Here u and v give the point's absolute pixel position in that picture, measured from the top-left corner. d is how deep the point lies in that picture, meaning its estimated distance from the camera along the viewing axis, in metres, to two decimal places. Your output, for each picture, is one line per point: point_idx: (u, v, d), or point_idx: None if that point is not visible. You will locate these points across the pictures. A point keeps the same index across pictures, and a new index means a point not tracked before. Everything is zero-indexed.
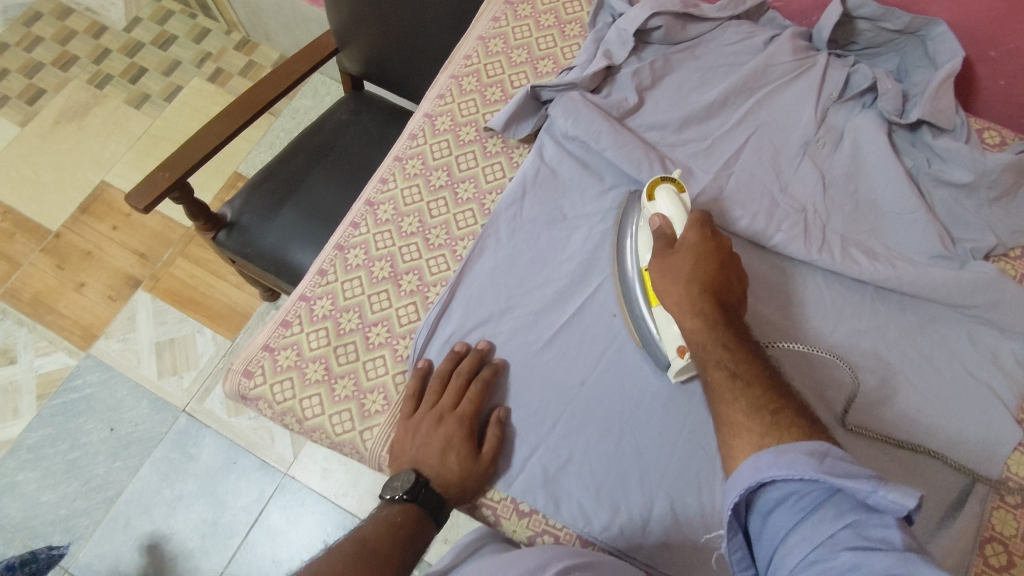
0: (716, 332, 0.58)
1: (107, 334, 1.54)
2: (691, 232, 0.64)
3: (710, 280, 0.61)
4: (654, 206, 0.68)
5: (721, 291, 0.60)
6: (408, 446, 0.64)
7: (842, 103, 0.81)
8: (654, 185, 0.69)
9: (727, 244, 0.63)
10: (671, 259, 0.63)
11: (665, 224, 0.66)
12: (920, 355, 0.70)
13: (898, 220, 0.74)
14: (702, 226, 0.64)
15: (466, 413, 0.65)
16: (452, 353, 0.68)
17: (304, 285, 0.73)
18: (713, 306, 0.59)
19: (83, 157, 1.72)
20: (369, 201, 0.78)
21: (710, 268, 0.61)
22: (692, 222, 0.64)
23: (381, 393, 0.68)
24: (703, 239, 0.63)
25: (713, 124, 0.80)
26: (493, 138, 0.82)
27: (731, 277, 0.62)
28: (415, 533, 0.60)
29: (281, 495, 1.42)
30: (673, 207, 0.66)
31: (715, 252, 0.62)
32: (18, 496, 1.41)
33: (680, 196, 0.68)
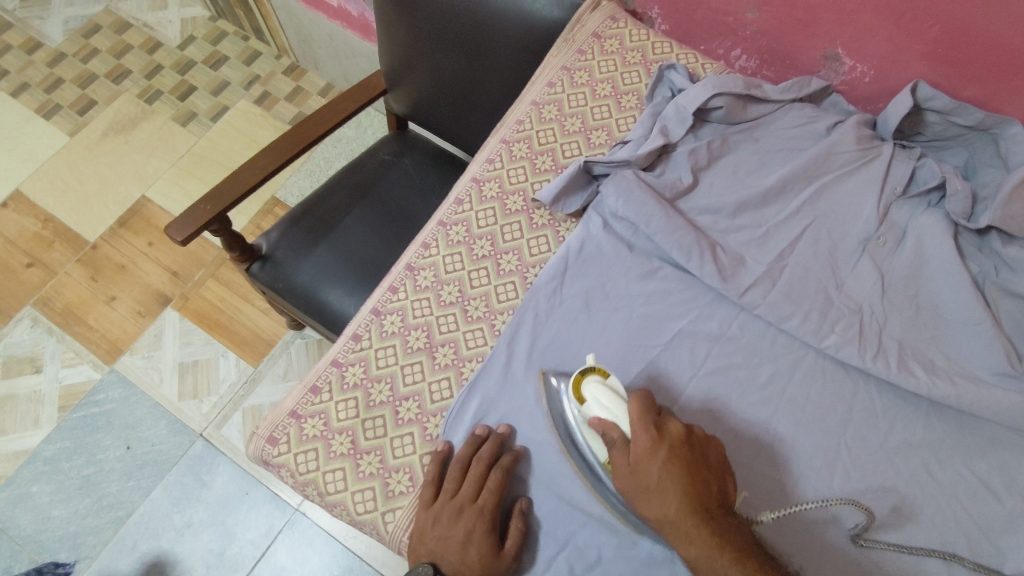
0: (718, 554, 0.53)
1: (133, 351, 1.55)
2: (643, 437, 0.57)
3: (686, 490, 0.55)
4: (589, 409, 0.61)
5: (701, 501, 0.55)
6: (427, 537, 0.61)
7: (906, 199, 0.77)
8: (586, 380, 0.62)
9: (679, 435, 0.58)
10: (632, 477, 0.57)
11: (613, 431, 0.59)
12: (978, 480, 0.65)
13: (960, 331, 0.70)
14: (648, 427, 0.58)
15: (487, 504, 0.62)
16: (472, 437, 0.66)
17: (337, 350, 0.71)
18: (701, 527, 0.54)
19: (127, 171, 1.74)
20: (410, 265, 0.76)
21: (683, 488, 0.55)
22: (640, 425, 0.58)
23: (407, 473, 0.66)
24: (656, 445, 0.57)
25: (769, 211, 0.77)
26: (541, 209, 0.80)
27: (706, 479, 0.57)
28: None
29: (290, 531, 1.39)
30: (609, 402, 0.60)
31: (675, 459, 0.56)
32: (29, 508, 1.40)
33: (613, 382, 0.62)
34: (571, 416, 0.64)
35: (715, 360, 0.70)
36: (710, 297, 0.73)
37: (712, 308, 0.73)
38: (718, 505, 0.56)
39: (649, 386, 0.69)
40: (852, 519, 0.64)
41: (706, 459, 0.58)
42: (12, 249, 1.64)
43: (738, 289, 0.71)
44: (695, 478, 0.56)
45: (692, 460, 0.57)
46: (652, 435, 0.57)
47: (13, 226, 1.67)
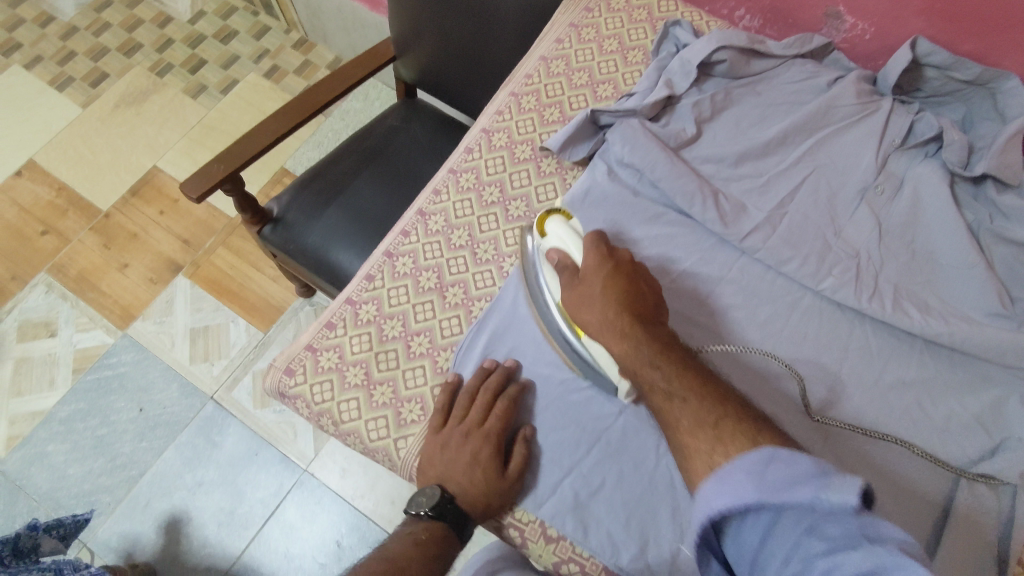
0: (642, 344, 0.56)
1: (145, 316, 1.58)
2: (591, 258, 0.64)
3: (622, 299, 0.60)
4: (548, 240, 0.69)
5: (636, 307, 0.59)
6: (436, 460, 0.64)
7: (904, 150, 0.79)
8: (548, 220, 0.70)
9: (627, 258, 0.64)
10: (578, 290, 0.63)
11: (564, 257, 0.66)
12: (970, 414, 0.67)
13: (955, 274, 0.72)
14: (598, 246, 0.64)
15: (491, 429, 0.64)
16: (479, 369, 0.68)
17: (351, 289, 0.74)
18: (631, 323, 0.58)
19: (138, 142, 1.77)
20: (422, 210, 0.79)
21: (618, 292, 0.60)
22: (590, 247, 0.64)
23: (419, 402, 0.69)
24: (602, 260, 0.63)
25: (770, 161, 0.79)
26: (548, 158, 0.82)
27: (646, 295, 0.61)
28: (440, 547, 0.62)
29: (299, 490, 1.43)
30: (565, 236, 0.67)
31: (616, 270, 0.62)
32: (45, 467, 1.44)
33: (574, 224, 0.70)
34: (543, 278, 0.69)
35: (715, 302, 0.73)
36: (711, 242, 0.75)
37: (714, 252, 0.75)
38: (654, 318, 0.60)
39: None
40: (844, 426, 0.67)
41: (648, 288, 0.62)
42: (26, 216, 1.67)
43: (739, 233, 0.74)
44: (634, 293, 0.60)
45: (633, 281, 0.62)
46: (600, 256, 0.63)
47: (27, 194, 1.70)
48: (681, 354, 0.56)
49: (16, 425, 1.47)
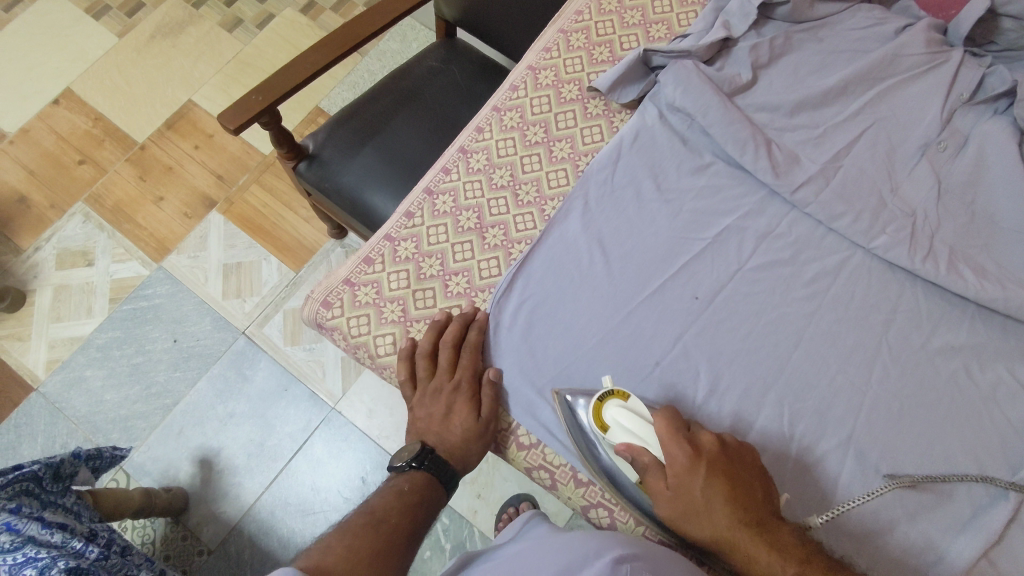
0: (777, 566, 0.53)
1: (180, 250, 1.60)
2: (681, 457, 0.56)
3: (735, 506, 0.54)
4: (613, 436, 0.59)
5: (750, 512, 0.55)
6: (424, 411, 0.67)
7: (971, 105, 0.75)
8: (605, 404, 0.60)
9: (714, 447, 0.57)
10: (675, 500, 0.56)
11: (641, 456, 0.57)
12: (1017, 381, 0.66)
13: (1015, 238, 0.70)
14: (684, 446, 0.56)
15: (464, 379, 0.66)
16: (433, 323, 0.68)
17: (390, 225, 0.73)
18: (759, 544, 0.53)
19: (174, 74, 1.76)
20: (463, 148, 0.77)
21: (729, 501, 0.54)
22: (676, 445, 0.56)
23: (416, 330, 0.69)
24: (694, 463, 0.56)
25: (828, 112, 0.76)
26: (596, 99, 0.80)
27: (747, 485, 0.56)
28: (427, 496, 0.62)
29: (327, 428, 1.46)
30: (637, 426, 0.58)
31: (714, 473, 0.55)
32: (83, 390, 1.48)
33: (634, 403, 0.60)
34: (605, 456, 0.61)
35: (761, 255, 0.71)
36: (761, 194, 0.73)
37: (763, 205, 0.73)
38: (766, 511, 0.55)
39: (694, 276, 0.70)
40: (885, 388, 0.66)
41: (741, 464, 0.57)
42: (64, 145, 1.69)
43: (791, 185, 0.71)
44: (740, 493, 0.55)
45: (732, 476, 0.56)
46: (689, 452, 0.56)
47: (64, 123, 1.71)
48: (814, 568, 0.53)
49: (55, 349, 1.52)
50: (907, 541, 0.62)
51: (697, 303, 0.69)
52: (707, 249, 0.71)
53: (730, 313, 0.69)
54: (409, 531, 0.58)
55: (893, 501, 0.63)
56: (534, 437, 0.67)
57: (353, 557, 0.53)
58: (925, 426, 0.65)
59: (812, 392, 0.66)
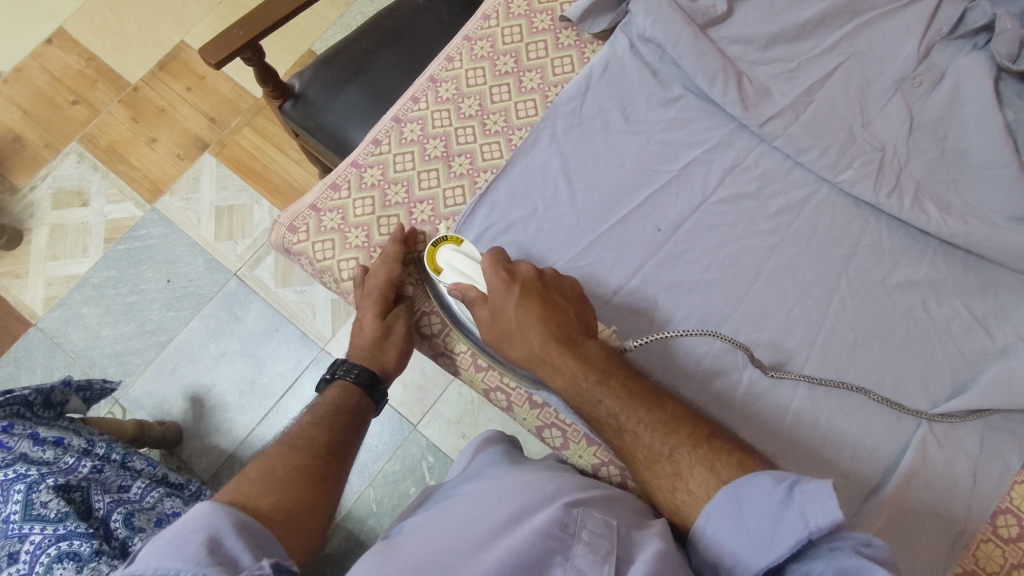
0: (581, 379, 0.57)
1: (172, 192, 1.61)
2: (496, 282, 0.61)
3: (542, 325, 0.59)
4: (445, 277, 0.65)
5: (561, 329, 0.59)
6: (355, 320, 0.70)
7: (951, 41, 0.74)
8: (440, 251, 0.65)
9: (530, 274, 0.62)
10: (492, 324, 0.61)
11: (469, 290, 0.62)
12: (973, 317, 0.66)
13: (983, 175, 0.69)
14: (499, 271, 0.61)
15: (377, 291, 0.67)
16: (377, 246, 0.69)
17: (357, 152, 0.74)
18: (562, 354, 0.58)
19: (166, 15, 1.74)
20: (433, 77, 0.77)
21: (538, 319, 0.59)
22: (491, 272, 0.62)
23: None
24: (507, 285, 0.61)
25: (803, 46, 0.75)
26: (568, 30, 0.79)
27: (563, 309, 0.60)
28: (353, 406, 0.68)
29: (316, 367, 1.49)
30: (466, 267, 0.64)
31: (526, 293, 0.60)
32: (79, 327, 1.52)
33: (467, 249, 0.66)
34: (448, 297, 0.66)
35: (726, 189, 0.71)
36: (729, 127, 0.73)
37: (731, 138, 0.72)
38: (580, 331, 0.60)
39: (659, 208, 0.70)
40: (841, 320, 0.67)
41: (559, 294, 0.62)
42: (57, 85, 1.69)
43: (760, 118, 0.70)
44: (551, 314, 0.59)
45: (545, 297, 0.60)
46: (502, 277, 0.61)
47: (57, 63, 1.70)
48: (619, 386, 0.57)
49: (52, 287, 1.55)
50: (853, 475, 0.63)
51: (659, 236, 0.70)
52: (673, 181, 0.71)
53: (692, 245, 0.69)
54: (336, 445, 0.62)
55: (839, 440, 0.64)
56: None
57: (269, 479, 0.55)
58: (877, 358, 0.66)
59: (768, 324, 0.67)
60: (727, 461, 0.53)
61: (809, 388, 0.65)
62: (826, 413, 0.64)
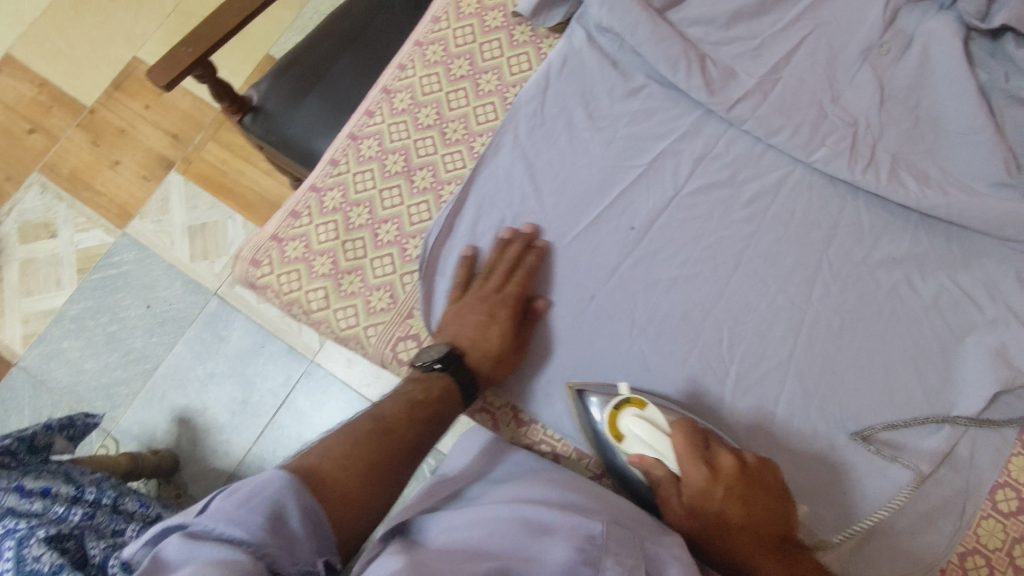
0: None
1: (142, 215, 1.57)
2: (700, 481, 0.53)
3: (756, 535, 0.53)
4: (631, 445, 0.57)
5: (767, 533, 0.53)
6: (449, 320, 0.64)
7: (916, 3, 0.71)
8: (621, 416, 0.58)
9: (736, 471, 0.54)
10: (691, 521, 0.54)
11: (658, 471, 0.55)
12: (959, 289, 0.65)
13: (959, 141, 0.67)
14: (705, 471, 0.53)
15: (511, 296, 0.64)
16: (499, 240, 0.66)
17: (315, 176, 0.71)
18: (776, 570, 0.52)
19: (116, 31, 1.69)
20: (387, 88, 0.74)
21: (747, 527, 0.53)
22: (693, 466, 0.53)
23: (358, 275, 0.68)
24: (713, 487, 0.53)
25: (766, 20, 0.72)
26: (521, 26, 0.76)
27: (772, 513, 0.53)
28: (436, 410, 0.59)
29: (307, 381, 1.47)
30: (652, 439, 0.55)
31: (732, 495, 0.53)
32: (63, 362, 1.49)
33: (652, 415, 0.57)
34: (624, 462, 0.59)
35: (698, 178, 0.69)
36: (696, 114, 0.70)
37: (699, 125, 0.70)
38: (785, 533, 0.54)
39: (631, 205, 0.68)
40: (825, 305, 0.65)
41: (764, 487, 0.54)
42: (12, 115, 1.64)
43: (726, 102, 0.68)
44: (759, 518, 0.53)
45: (754, 501, 0.53)
46: (709, 477, 0.53)
47: (9, 91, 1.65)
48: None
49: (30, 323, 1.51)
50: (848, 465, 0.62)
51: (633, 234, 0.68)
52: (643, 176, 0.69)
53: (668, 241, 0.67)
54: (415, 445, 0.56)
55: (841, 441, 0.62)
56: None
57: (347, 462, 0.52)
58: (864, 341, 0.64)
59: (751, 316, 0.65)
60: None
61: (797, 379, 0.63)
62: (818, 403, 0.63)
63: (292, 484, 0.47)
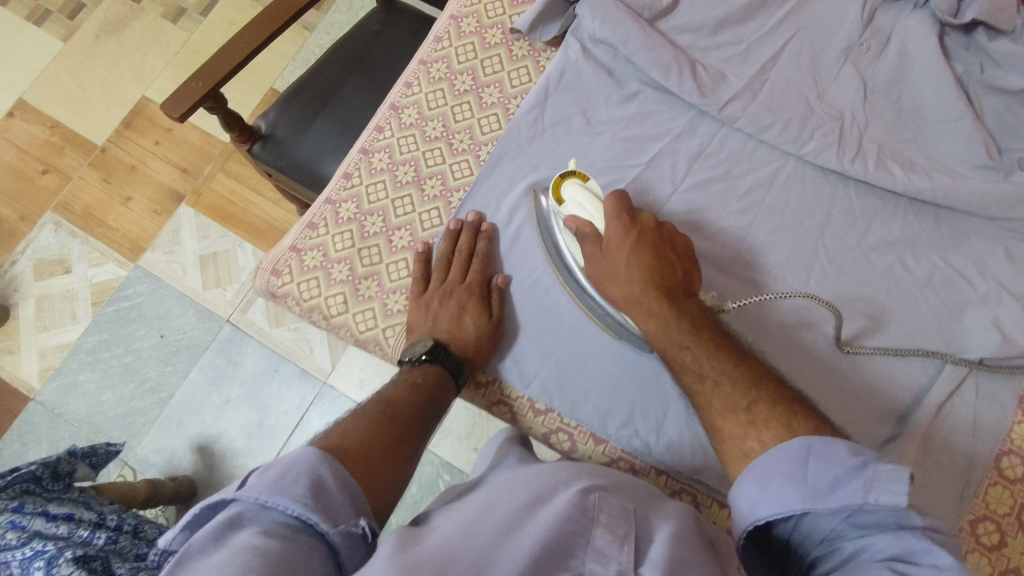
0: (681, 327, 0.56)
1: (154, 247, 1.61)
2: (615, 228, 0.62)
3: (649, 275, 0.59)
4: (566, 209, 0.65)
5: (665, 280, 0.59)
6: (422, 320, 0.68)
7: (891, 3, 0.76)
8: (565, 183, 0.66)
9: (650, 225, 0.62)
10: (601, 264, 0.62)
11: (585, 226, 0.63)
12: (951, 268, 0.68)
13: (941, 129, 0.71)
14: (621, 218, 0.62)
15: (473, 283, 0.69)
16: (447, 231, 0.71)
17: (329, 189, 0.75)
18: (661, 301, 0.58)
19: (125, 72, 1.75)
20: (394, 105, 0.78)
21: (646, 264, 0.60)
22: (611, 217, 0.62)
23: (376, 280, 0.71)
24: (626, 231, 0.61)
25: (751, 26, 0.76)
26: (520, 41, 0.80)
27: (673, 264, 0.61)
28: (435, 395, 0.62)
29: (321, 402, 1.49)
30: (585, 200, 0.64)
31: (642, 241, 0.61)
32: (79, 395, 1.51)
33: (592, 185, 0.65)
34: (560, 240, 0.67)
35: (696, 175, 0.72)
36: (690, 115, 0.74)
37: (694, 126, 0.74)
38: (683, 289, 0.60)
39: (633, 203, 0.71)
40: (822, 288, 0.68)
41: (673, 249, 0.62)
42: (25, 157, 1.68)
43: (718, 102, 0.72)
44: (660, 266, 0.60)
45: (660, 253, 0.61)
46: (623, 226, 0.62)
47: (22, 134, 1.70)
48: None
49: (46, 357, 1.54)
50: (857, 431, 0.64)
51: None
52: (642, 175, 0.72)
53: None
54: (419, 423, 0.59)
55: (856, 364, 0.66)
56: (490, 375, 0.70)
57: (370, 441, 0.54)
58: (864, 322, 0.67)
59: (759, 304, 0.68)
60: (772, 430, 0.48)
61: (802, 356, 0.66)
62: (821, 379, 0.66)
63: (323, 459, 0.48)
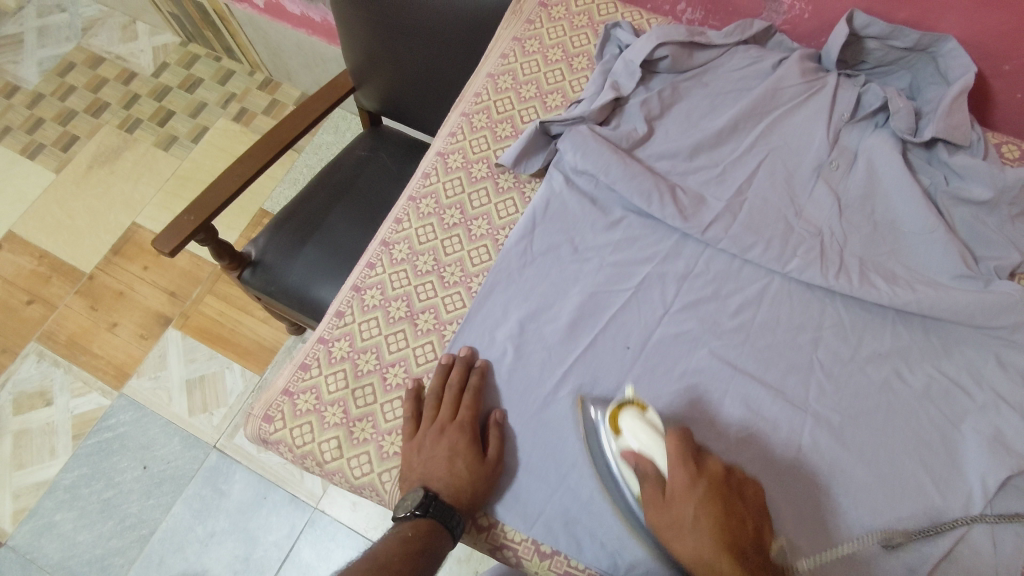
0: None
1: (139, 373, 1.58)
2: (679, 473, 0.56)
3: (718, 529, 0.53)
4: (625, 443, 0.60)
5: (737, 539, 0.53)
6: (415, 463, 0.66)
7: (854, 123, 0.80)
8: (622, 413, 0.62)
9: (718, 472, 0.57)
10: (663, 510, 0.56)
11: (645, 464, 0.58)
12: (947, 378, 0.68)
13: (917, 241, 0.73)
14: (686, 461, 0.56)
15: (465, 421, 0.67)
16: (439, 366, 0.70)
17: (322, 328, 0.75)
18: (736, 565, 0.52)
19: (116, 200, 1.78)
20: (385, 241, 0.80)
21: (715, 522, 0.53)
22: (677, 463, 0.56)
23: (371, 421, 0.70)
24: (693, 480, 0.56)
25: (724, 150, 0.80)
26: (505, 173, 0.84)
27: (742, 520, 0.55)
28: (428, 545, 0.60)
29: (311, 530, 1.42)
30: (643, 437, 0.59)
31: (708, 494, 0.55)
32: (54, 536, 1.43)
33: (651, 417, 0.61)
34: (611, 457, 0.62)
35: (686, 296, 0.73)
36: (674, 238, 0.76)
37: (679, 248, 0.76)
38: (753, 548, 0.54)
39: (625, 327, 0.72)
40: (824, 406, 0.67)
41: (743, 501, 0.56)
42: (11, 288, 1.68)
43: (701, 225, 0.74)
44: (729, 522, 0.54)
45: (729, 504, 0.55)
46: (690, 472, 0.56)
47: (9, 266, 1.71)
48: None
49: (21, 497, 1.47)
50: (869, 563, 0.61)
51: (630, 353, 0.71)
52: (633, 299, 0.73)
53: (665, 358, 0.70)
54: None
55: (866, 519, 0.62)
56: (492, 517, 0.67)
57: None
58: (869, 440, 0.66)
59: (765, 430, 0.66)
60: None
61: (816, 480, 0.64)
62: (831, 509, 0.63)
63: None
